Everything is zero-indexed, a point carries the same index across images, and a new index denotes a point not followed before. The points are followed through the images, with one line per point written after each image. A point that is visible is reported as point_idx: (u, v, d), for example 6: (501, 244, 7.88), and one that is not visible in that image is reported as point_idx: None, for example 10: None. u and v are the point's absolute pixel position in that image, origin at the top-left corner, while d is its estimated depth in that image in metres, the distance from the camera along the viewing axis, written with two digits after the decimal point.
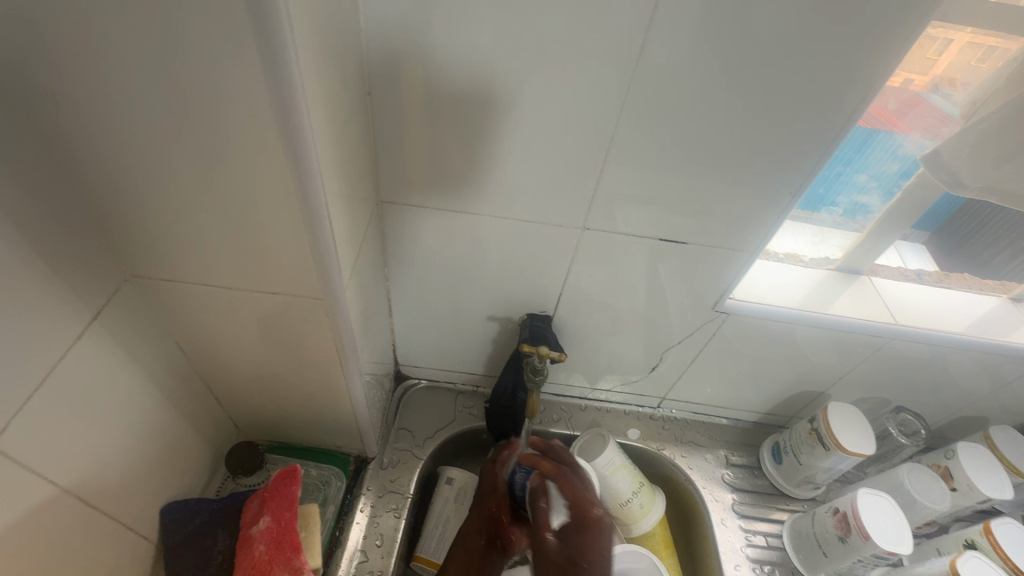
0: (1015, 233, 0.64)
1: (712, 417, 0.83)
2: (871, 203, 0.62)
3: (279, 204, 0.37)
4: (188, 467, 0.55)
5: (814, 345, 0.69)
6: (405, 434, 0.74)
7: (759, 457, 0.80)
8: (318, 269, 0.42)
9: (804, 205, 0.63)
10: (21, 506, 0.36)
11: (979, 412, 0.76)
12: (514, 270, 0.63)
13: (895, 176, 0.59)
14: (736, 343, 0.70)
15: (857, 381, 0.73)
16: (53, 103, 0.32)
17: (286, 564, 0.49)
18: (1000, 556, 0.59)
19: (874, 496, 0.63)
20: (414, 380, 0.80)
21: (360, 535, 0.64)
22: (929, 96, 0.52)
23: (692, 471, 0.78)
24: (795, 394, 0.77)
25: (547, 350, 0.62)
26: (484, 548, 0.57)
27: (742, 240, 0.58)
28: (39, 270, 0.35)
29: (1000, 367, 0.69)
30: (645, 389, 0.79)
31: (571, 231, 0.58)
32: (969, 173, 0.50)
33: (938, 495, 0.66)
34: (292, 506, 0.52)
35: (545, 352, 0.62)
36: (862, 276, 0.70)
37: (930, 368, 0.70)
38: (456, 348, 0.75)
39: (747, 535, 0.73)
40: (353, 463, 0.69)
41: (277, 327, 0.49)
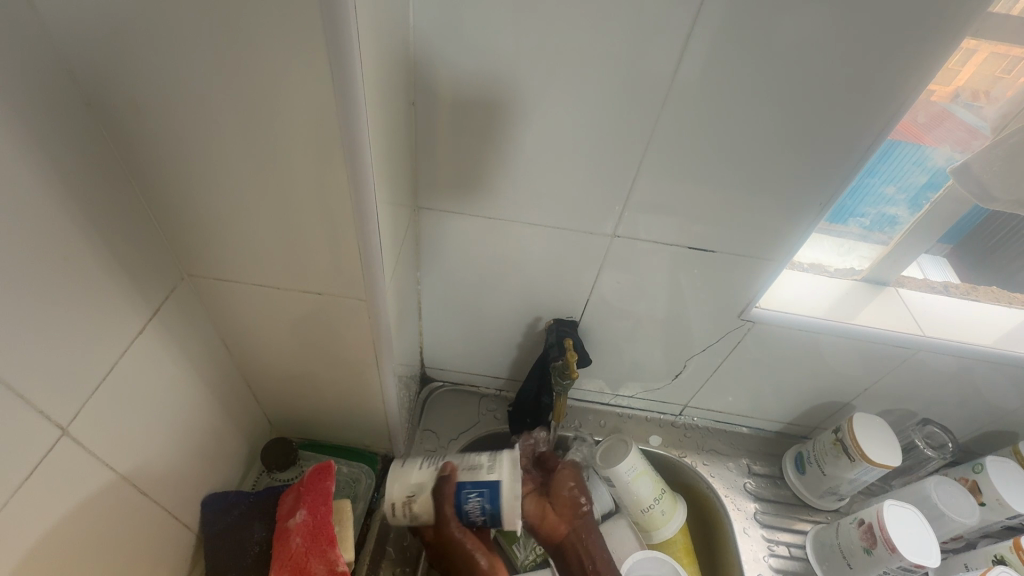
0: None
1: (734, 426, 0.83)
2: (898, 215, 0.63)
3: (332, 208, 0.39)
4: (228, 461, 0.57)
5: (840, 355, 0.69)
6: (430, 436, 0.76)
7: (781, 468, 0.80)
8: (363, 272, 0.44)
9: (831, 216, 0.64)
10: (84, 490, 0.38)
11: (1008, 427, 0.75)
12: (542, 276, 0.64)
13: (923, 189, 0.59)
14: (762, 352, 0.70)
15: (883, 393, 0.73)
16: (128, 105, 0.34)
17: (322, 557, 0.50)
18: None
19: (901, 508, 0.63)
20: (438, 382, 0.82)
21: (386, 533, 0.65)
22: (954, 110, 0.53)
23: (714, 479, 0.78)
24: (820, 404, 0.77)
25: (574, 369, 0.64)
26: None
27: (772, 248, 0.58)
28: (111, 267, 0.38)
29: None
30: (667, 397, 0.80)
31: (601, 238, 0.59)
32: (1001, 186, 0.50)
33: (966, 509, 0.65)
34: (327, 501, 0.53)
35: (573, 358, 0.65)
36: (888, 287, 0.70)
37: (958, 381, 0.70)
38: (482, 351, 0.76)
39: (770, 545, 0.73)
40: (381, 462, 0.70)
41: (319, 328, 0.51)
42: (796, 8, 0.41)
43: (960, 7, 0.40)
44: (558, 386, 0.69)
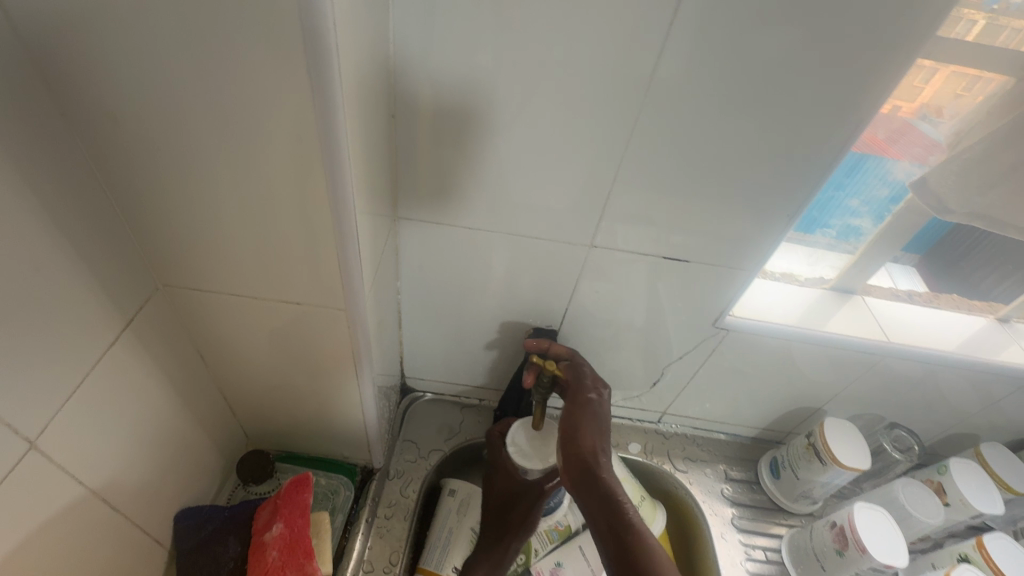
0: (1003, 259, 0.68)
1: (711, 432, 0.84)
2: (863, 226, 0.65)
3: (311, 214, 0.39)
4: (201, 475, 0.56)
5: (810, 361, 0.71)
6: (411, 446, 0.76)
7: (757, 473, 0.81)
8: (342, 280, 0.44)
9: (800, 227, 0.66)
10: (51, 503, 0.37)
11: (970, 429, 0.78)
12: (521, 285, 0.65)
13: (884, 201, 0.62)
14: (738, 358, 0.72)
15: (853, 397, 0.75)
16: (102, 108, 0.34)
17: (298, 570, 0.49)
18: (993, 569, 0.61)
19: (869, 509, 0.64)
20: (418, 393, 0.82)
21: (366, 546, 0.65)
22: (918, 126, 0.55)
23: (692, 486, 0.79)
24: (793, 409, 0.79)
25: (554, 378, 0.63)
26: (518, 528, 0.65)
27: (743, 258, 0.60)
28: (84, 276, 0.37)
29: (988, 384, 0.71)
30: (645, 404, 0.81)
31: (578, 248, 0.60)
32: (956, 201, 0.54)
33: (931, 508, 0.67)
34: (305, 514, 0.52)
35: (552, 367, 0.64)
36: (855, 295, 0.73)
37: (923, 385, 0.72)
38: (463, 361, 0.76)
39: (747, 549, 0.74)
40: (360, 473, 0.70)
41: (296, 337, 0.50)
42: (764, 27, 0.43)
43: (914, 30, 0.42)
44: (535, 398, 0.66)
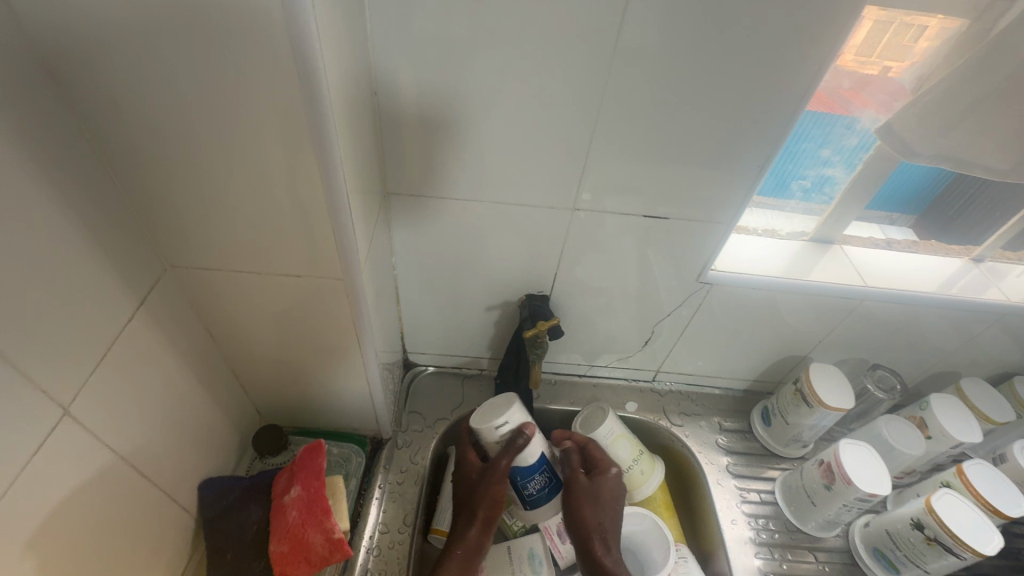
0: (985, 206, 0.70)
1: (704, 387, 0.88)
2: (836, 176, 0.67)
3: (305, 189, 0.42)
4: (219, 449, 0.59)
5: (793, 310, 0.74)
6: (417, 418, 0.80)
7: (749, 423, 0.85)
8: (338, 251, 0.46)
9: (776, 181, 0.69)
10: (86, 467, 0.40)
11: (950, 366, 0.81)
12: (510, 253, 0.67)
13: (855, 149, 0.64)
14: (724, 312, 0.75)
15: (837, 342, 0.78)
16: (95, 90, 0.36)
17: (319, 526, 0.52)
18: (972, 493, 0.65)
19: (854, 446, 0.67)
20: (421, 367, 0.85)
21: (380, 510, 0.69)
22: (882, 76, 0.58)
23: (688, 438, 0.82)
24: (780, 359, 0.82)
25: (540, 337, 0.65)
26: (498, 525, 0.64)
27: (722, 212, 0.61)
28: (97, 257, 0.40)
29: (965, 321, 0.74)
30: (639, 364, 0.84)
31: (563, 213, 0.62)
32: (921, 143, 0.57)
33: (913, 441, 0.70)
34: (320, 476, 0.55)
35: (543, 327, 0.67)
36: (833, 245, 0.75)
37: (903, 326, 0.75)
38: (461, 332, 0.79)
39: (742, 493, 0.77)
40: (370, 443, 0.73)
41: (298, 311, 0.53)
42: None
43: None
44: (533, 358, 0.71)
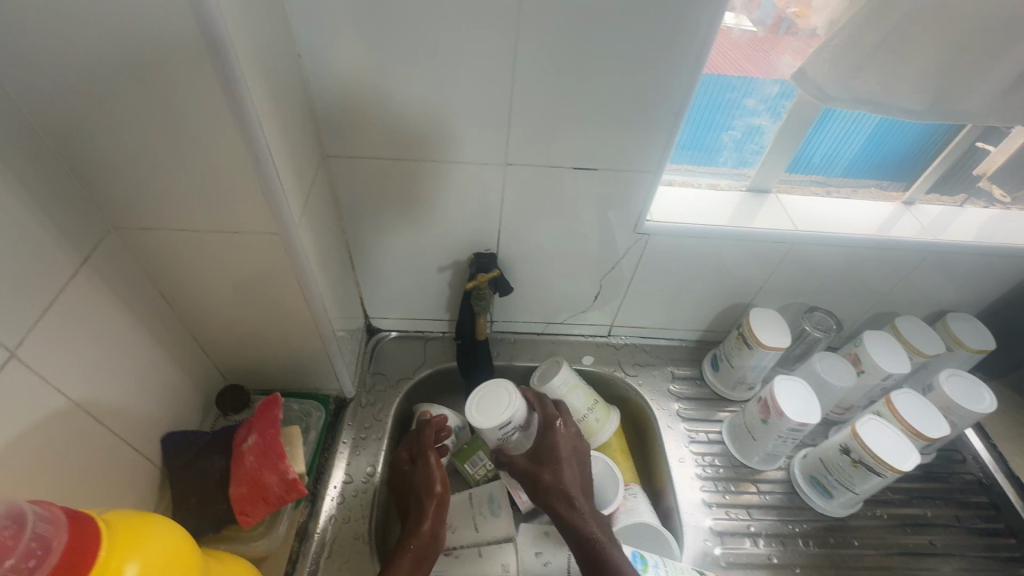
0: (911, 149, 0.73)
1: (657, 339, 0.92)
2: (763, 124, 0.70)
3: (227, 143, 0.44)
4: (181, 407, 0.62)
5: (731, 257, 0.77)
6: (381, 378, 0.84)
7: (701, 371, 0.89)
8: (270, 206, 0.49)
9: (707, 134, 0.71)
10: (39, 409, 0.43)
11: (887, 306, 0.85)
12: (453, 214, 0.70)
13: (778, 98, 0.67)
14: (668, 263, 0.78)
15: (778, 287, 0.82)
16: (11, 52, 0.37)
17: (274, 468, 0.55)
18: (898, 419, 0.69)
19: (789, 381, 0.71)
20: (384, 332, 0.89)
21: (344, 462, 0.72)
22: (792, 37, 0.62)
23: (641, 387, 0.86)
24: (727, 307, 0.86)
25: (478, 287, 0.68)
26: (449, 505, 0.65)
27: (647, 159, 0.62)
28: (33, 214, 0.42)
29: (896, 261, 0.78)
30: (593, 319, 0.88)
31: (496, 167, 0.63)
32: (835, 86, 0.60)
33: (844, 374, 0.74)
34: (276, 425, 0.57)
35: (483, 277, 0.70)
36: (770, 194, 0.78)
37: (837, 268, 0.79)
38: (418, 295, 0.82)
39: (690, 434, 0.81)
40: (334, 403, 0.77)
41: (242, 268, 0.56)
42: None
43: None
44: (478, 311, 0.76)
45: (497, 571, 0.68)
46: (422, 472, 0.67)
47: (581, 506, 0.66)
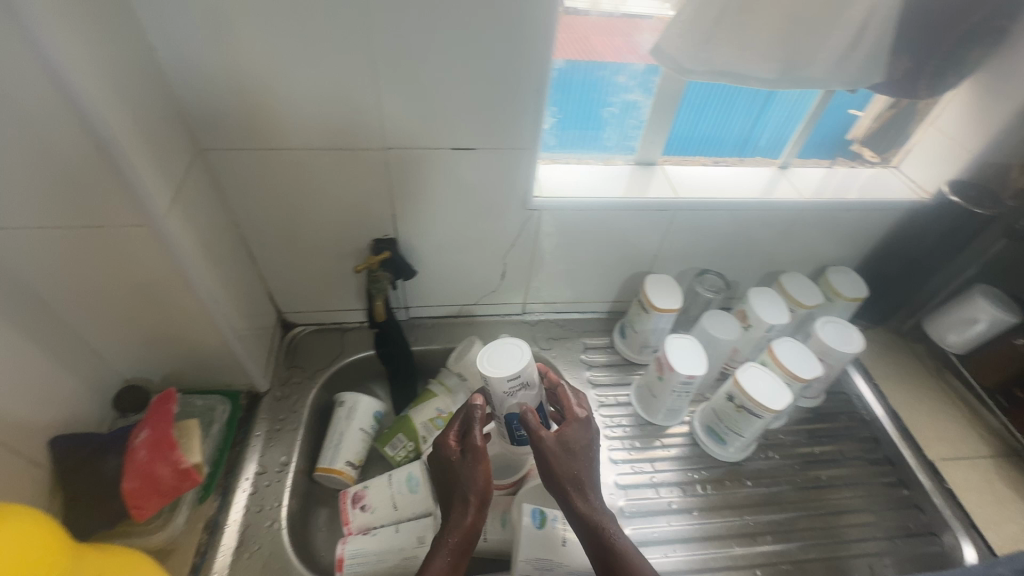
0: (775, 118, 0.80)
1: (570, 314, 0.96)
2: (638, 100, 0.74)
3: (68, 135, 0.44)
4: (73, 411, 0.62)
5: (624, 228, 0.81)
6: (297, 371, 0.84)
7: (612, 340, 0.93)
8: (129, 197, 0.49)
9: (587, 112, 0.75)
10: None
11: (775, 265, 0.92)
12: (345, 203, 0.71)
13: (646, 74, 0.72)
14: (565, 238, 0.81)
15: (672, 254, 0.87)
16: None
17: (165, 460, 0.56)
18: (778, 365, 0.75)
19: (680, 338, 0.76)
20: (300, 327, 0.89)
21: (258, 454, 0.73)
22: (644, 18, 0.67)
23: (555, 359, 0.90)
24: (629, 277, 0.90)
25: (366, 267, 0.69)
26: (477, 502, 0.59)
27: (521, 135, 0.65)
28: None
29: (775, 221, 0.84)
30: (505, 298, 0.91)
31: (377, 153, 0.65)
32: (690, 60, 0.65)
33: (731, 328, 0.80)
34: (170, 419, 0.59)
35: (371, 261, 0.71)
36: (656, 166, 0.83)
37: (723, 232, 0.85)
38: (328, 287, 0.83)
39: (600, 399, 0.85)
40: (246, 398, 0.78)
41: (117, 264, 0.56)
42: None
43: None
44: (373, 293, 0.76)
45: (411, 543, 0.70)
46: (469, 469, 0.61)
47: (593, 499, 0.59)
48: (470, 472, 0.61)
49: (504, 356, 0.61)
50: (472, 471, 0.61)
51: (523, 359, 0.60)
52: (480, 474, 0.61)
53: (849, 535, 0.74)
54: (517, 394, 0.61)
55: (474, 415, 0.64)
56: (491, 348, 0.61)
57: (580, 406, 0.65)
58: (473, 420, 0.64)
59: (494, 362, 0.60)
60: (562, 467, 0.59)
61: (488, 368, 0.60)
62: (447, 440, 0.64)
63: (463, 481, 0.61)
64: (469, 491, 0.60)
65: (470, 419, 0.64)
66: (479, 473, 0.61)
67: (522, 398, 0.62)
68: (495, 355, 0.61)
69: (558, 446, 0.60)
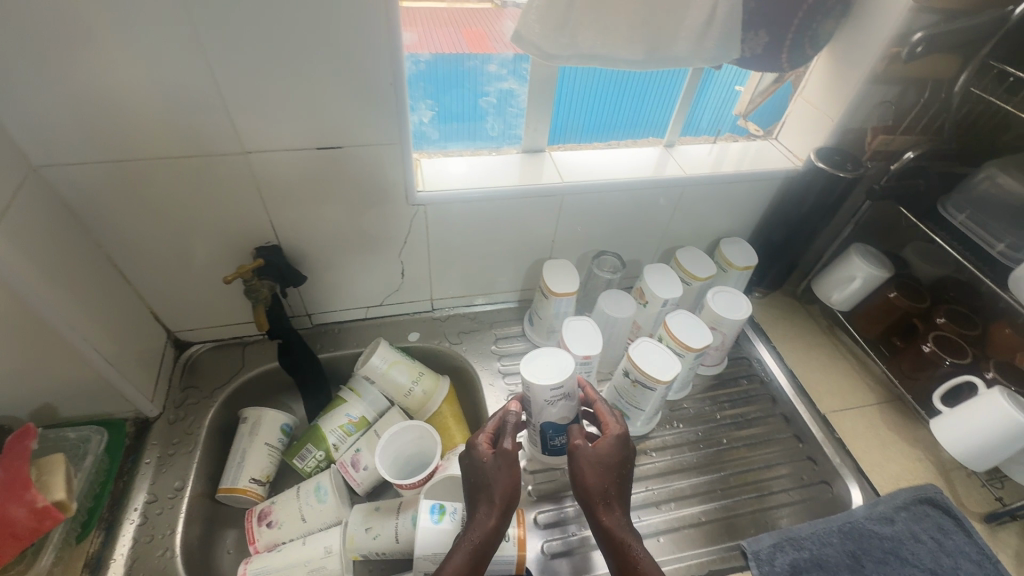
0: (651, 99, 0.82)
1: (481, 306, 0.96)
2: (513, 88, 0.75)
3: None
4: None
5: (517, 217, 0.82)
6: (193, 392, 0.81)
7: (523, 328, 0.94)
8: None
9: (464, 103, 0.75)
10: None
11: (672, 241, 0.94)
12: (216, 214, 0.68)
13: (516, 61, 0.72)
14: (459, 232, 0.81)
15: (571, 239, 0.89)
16: None
17: (19, 500, 0.52)
18: (672, 338, 0.77)
19: (577, 321, 0.78)
20: (196, 346, 0.85)
21: (147, 481, 0.70)
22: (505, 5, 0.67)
23: (466, 352, 0.90)
24: (532, 264, 0.91)
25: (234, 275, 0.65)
26: (501, 507, 0.60)
27: (386, 130, 0.64)
28: None
29: (664, 199, 0.86)
30: (411, 297, 0.90)
31: (238, 159, 0.62)
32: (551, 44, 0.66)
33: (626, 306, 0.82)
34: (25, 457, 0.55)
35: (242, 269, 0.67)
36: (543, 153, 0.84)
37: (615, 213, 0.86)
38: (217, 301, 0.80)
39: (510, 388, 0.86)
40: (133, 425, 0.74)
41: None
42: None
43: None
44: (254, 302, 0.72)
45: (320, 554, 0.69)
46: (495, 471, 0.61)
47: (618, 514, 0.61)
48: (495, 478, 0.61)
49: (548, 368, 0.69)
50: (499, 476, 0.61)
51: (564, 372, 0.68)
52: (509, 478, 0.61)
53: (770, 487, 0.78)
54: (557, 403, 0.70)
55: (508, 424, 0.66)
56: (536, 358, 0.70)
57: (617, 422, 0.67)
58: (505, 429, 0.66)
59: (540, 370, 0.69)
60: (592, 480, 0.62)
61: (532, 377, 0.68)
62: (481, 449, 0.64)
63: (483, 485, 0.61)
64: (497, 493, 0.60)
65: (502, 428, 0.66)
66: (506, 477, 0.61)
67: (560, 406, 0.70)
68: (542, 365, 0.69)
69: (592, 456, 0.63)
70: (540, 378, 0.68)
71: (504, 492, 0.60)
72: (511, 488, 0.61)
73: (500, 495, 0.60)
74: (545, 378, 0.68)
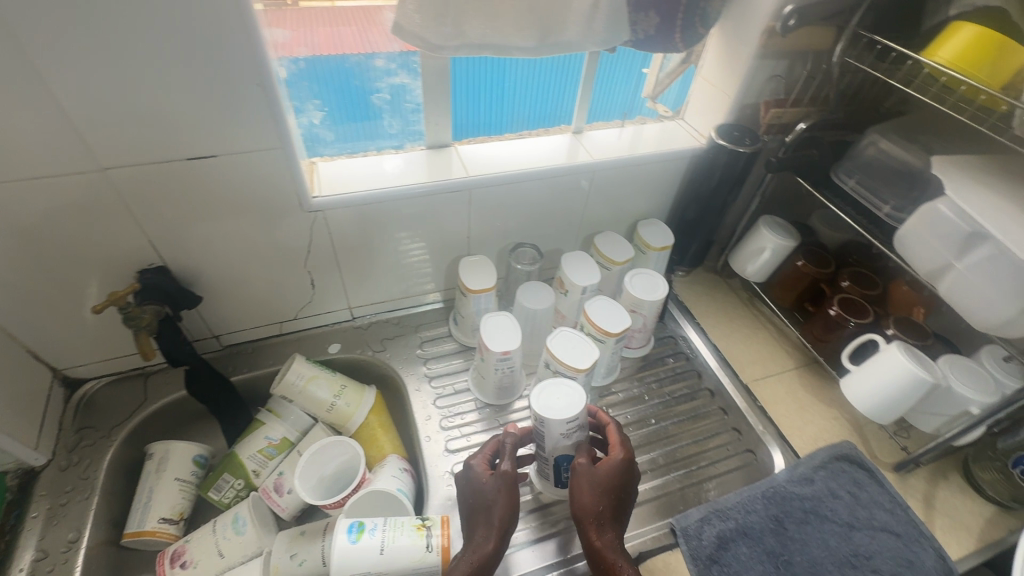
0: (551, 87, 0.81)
1: (404, 309, 0.93)
2: (406, 82, 0.72)
3: None
4: None
5: (427, 216, 0.79)
6: (89, 432, 0.74)
7: (449, 327, 0.92)
8: None
9: (356, 101, 0.71)
10: None
11: (591, 227, 0.94)
12: (85, 239, 0.62)
13: (405, 54, 0.69)
14: (366, 236, 0.78)
15: (487, 233, 0.87)
16: None
17: None
18: (592, 325, 0.77)
19: (496, 316, 0.76)
20: (91, 383, 0.79)
21: (36, 537, 0.64)
22: None
23: (391, 359, 0.87)
24: (452, 261, 0.89)
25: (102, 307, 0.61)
26: (498, 529, 0.60)
27: (263, 134, 0.60)
28: None
29: (578, 185, 0.86)
30: (327, 307, 0.86)
31: (97, 177, 0.57)
32: (433, 34, 0.63)
33: (545, 296, 0.81)
34: None
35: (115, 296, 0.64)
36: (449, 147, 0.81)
37: (529, 204, 0.85)
38: (106, 333, 0.74)
39: (438, 391, 0.84)
40: (16, 478, 0.67)
41: None
42: None
43: None
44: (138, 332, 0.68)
45: None
46: (493, 491, 0.62)
47: (609, 535, 0.61)
48: (491, 495, 0.63)
49: (561, 397, 0.64)
50: (496, 496, 0.62)
51: (578, 402, 0.64)
52: (506, 497, 0.62)
53: (702, 462, 0.79)
54: (573, 435, 0.65)
55: (509, 443, 0.67)
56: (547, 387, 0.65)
57: (624, 447, 0.66)
58: (506, 448, 0.67)
59: (555, 401, 0.64)
60: (588, 500, 0.61)
61: (547, 412, 0.63)
62: (479, 470, 0.65)
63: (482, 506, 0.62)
64: (493, 513, 0.61)
65: (504, 447, 0.66)
66: (504, 497, 0.62)
67: (575, 439, 0.65)
68: (558, 392, 0.65)
69: (591, 479, 0.62)
70: (555, 409, 0.63)
71: (501, 513, 0.61)
72: (510, 509, 0.62)
73: (496, 515, 0.61)
74: (561, 407, 0.63)
